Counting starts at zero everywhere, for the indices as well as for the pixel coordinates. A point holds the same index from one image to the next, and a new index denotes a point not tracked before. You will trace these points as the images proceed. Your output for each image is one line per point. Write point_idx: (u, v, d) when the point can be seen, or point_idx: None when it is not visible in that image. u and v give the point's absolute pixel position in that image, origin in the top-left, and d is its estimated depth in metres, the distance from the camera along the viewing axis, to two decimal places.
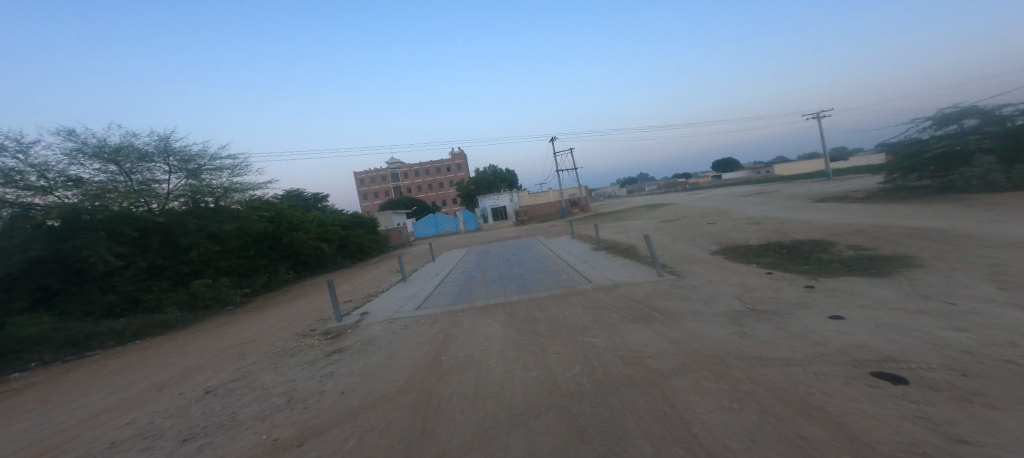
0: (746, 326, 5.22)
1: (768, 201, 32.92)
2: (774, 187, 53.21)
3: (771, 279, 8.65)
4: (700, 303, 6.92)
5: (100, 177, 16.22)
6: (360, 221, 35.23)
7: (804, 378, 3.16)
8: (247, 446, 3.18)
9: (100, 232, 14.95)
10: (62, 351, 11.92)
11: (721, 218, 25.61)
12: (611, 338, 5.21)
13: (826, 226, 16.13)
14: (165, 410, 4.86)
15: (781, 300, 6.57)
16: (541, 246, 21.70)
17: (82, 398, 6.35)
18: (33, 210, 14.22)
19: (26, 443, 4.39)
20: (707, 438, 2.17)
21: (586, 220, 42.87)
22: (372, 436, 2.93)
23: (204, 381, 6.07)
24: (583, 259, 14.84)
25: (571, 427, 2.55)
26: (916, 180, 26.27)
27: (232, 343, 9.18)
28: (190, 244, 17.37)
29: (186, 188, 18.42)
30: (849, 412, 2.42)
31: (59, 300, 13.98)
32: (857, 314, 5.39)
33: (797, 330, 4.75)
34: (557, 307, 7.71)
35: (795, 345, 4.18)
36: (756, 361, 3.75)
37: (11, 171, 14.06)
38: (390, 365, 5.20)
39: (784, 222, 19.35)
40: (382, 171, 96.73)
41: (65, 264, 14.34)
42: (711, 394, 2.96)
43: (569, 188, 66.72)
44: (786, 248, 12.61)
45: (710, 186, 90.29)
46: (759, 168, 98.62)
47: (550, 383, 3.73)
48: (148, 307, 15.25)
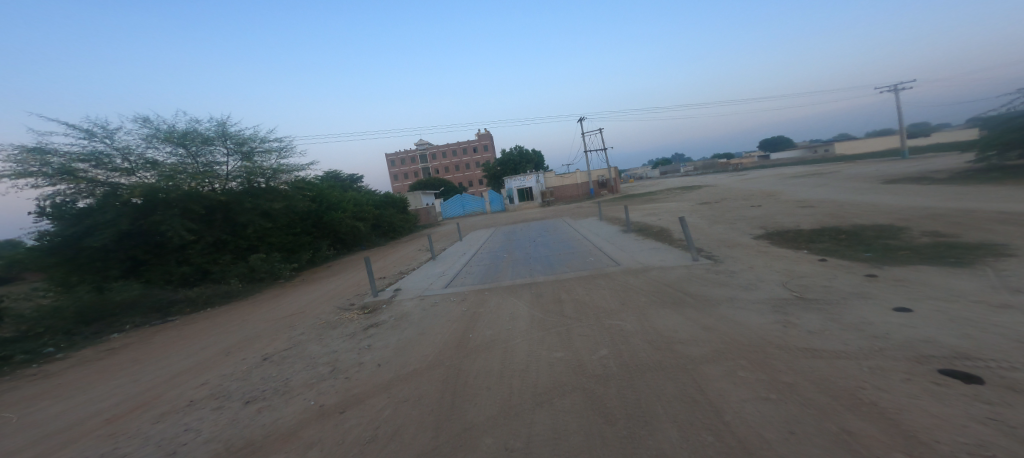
0: (791, 315, 4.85)
1: (826, 183, 29.92)
2: (833, 168, 48.29)
3: (823, 267, 7.91)
4: (738, 289, 6.53)
5: (172, 159, 18.19)
6: (393, 201, 36.90)
7: (856, 372, 2.90)
8: (297, 411, 3.50)
9: (174, 209, 16.79)
10: (149, 315, 13.69)
11: (768, 200, 23.73)
12: (639, 323, 5.03)
13: (896, 210, 14.43)
14: (229, 374, 5.44)
15: (834, 290, 6.01)
16: (568, 227, 21.37)
17: (160, 360, 7.22)
18: (119, 189, 16.20)
19: (124, 397, 5.13)
20: (740, 428, 2.07)
21: (618, 202, 41.58)
22: (404, 408, 3.10)
23: (261, 348, 6.70)
24: (610, 241, 14.52)
25: (595, 408, 2.54)
26: (1017, 158, 22.61)
27: (283, 315, 10.00)
28: (247, 221, 19.08)
29: (242, 170, 20.08)
30: (906, 409, 2.19)
31: (144, 270, 16.08)
32: (926, 306, 4.82)
33: (851, 322, 4.34)
34: (583, 289, 7.65)
35: (847, 337, 3.83)
36: (801, 352, 3.48)
37: (101, 154, 16.15)
38: (422, 340, 5.42)
39: (843, 205, 17.55)
40: (412, 154, 99.15)
41: (147, 238, 16.32)
42: (748, 383, 2.81)
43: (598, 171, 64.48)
44: (845, 234, 11.47)
45: (757, 167, 83.84)
46: (816, 146, 89.89)
47: (575, 364, 3.71)
48: (215, 278, 17.05)
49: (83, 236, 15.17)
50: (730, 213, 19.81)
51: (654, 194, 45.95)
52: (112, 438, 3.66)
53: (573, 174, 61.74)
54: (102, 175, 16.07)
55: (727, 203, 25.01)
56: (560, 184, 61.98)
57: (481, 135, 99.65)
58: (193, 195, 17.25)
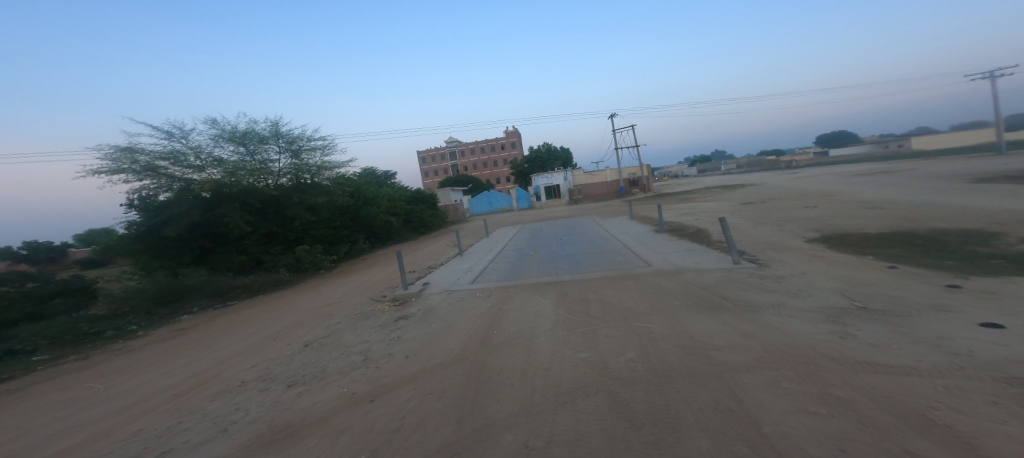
0: (848, 326, 4.33)
1: (896, 182, 26.72)
2: (904, 165, 43.11)
3: (891, 274, 7.01)
4: (786, 296, 5.95)
5: (235, 157, 19.97)
6: (423, 196, 37.67)
7: (926, 391, 2.53)
8: (332, 397, 3.69)
9: (235, 203, 18.45)
10: (213, 299, 15.08)
11: (824, 200, 21.62)
12: (670, 327, 4.75)
13: (985, 213, 12.56)
14: (273, 358, 5.86)
15: (903, 300, 5.30)
16: (598, 226, 20.79)
17: (218, 342, 7.96)
18: (190, 184, 18.09)
19: (187, 375, 5.70)
20: (781, 442, 1.88)
21: (653, 200, 39.99)
22: (429, 400, 3.17)
23: (303, 335, 7.17)
24: (642, 241, 13.96)
25: (619, 411, 2.43)
26: None
27: (323, 304, 10.66)
28: (295, 215, 20.31)
29: (291, 167, 21.34)
30: (988, 435, 1.88)
31: (210, 257, 18.18)
32: (1021, 322, 4.12)
33: (924, 336, 3.80)
34: (611, 289, 7.39)
35: (916, 352, 3.36)
36: (858, 366, 3.11)
37: (178, 153, 18.19)
38: (449, 334, 5.53)
39: (917, 207, 15.58)
40: (443, 150, 101.28)
41: (213, 229, 18.22)
42: (793, 395, 2.55)
43: (629, 168, 61.93)
44: (920, 239, 10.13)
45: (807, 165, 77.17)
46: (884, 142, 81.07)
47: (600, 366, 3.58)
48: (267, 266, 18.68)
49: (161, 226, 17.22)
50: (777, 214, 18.31)
51: (692, 192, 43.71)
52: (177, 412, 4.08)
53: (602, 171, 60.11)
54: (178, 172, 18.12)
55: (775, 203, 23.12)
56: (587, 181, 60.84)
57: (510, 132, 99.67)
58: (251, 190, 18.90)
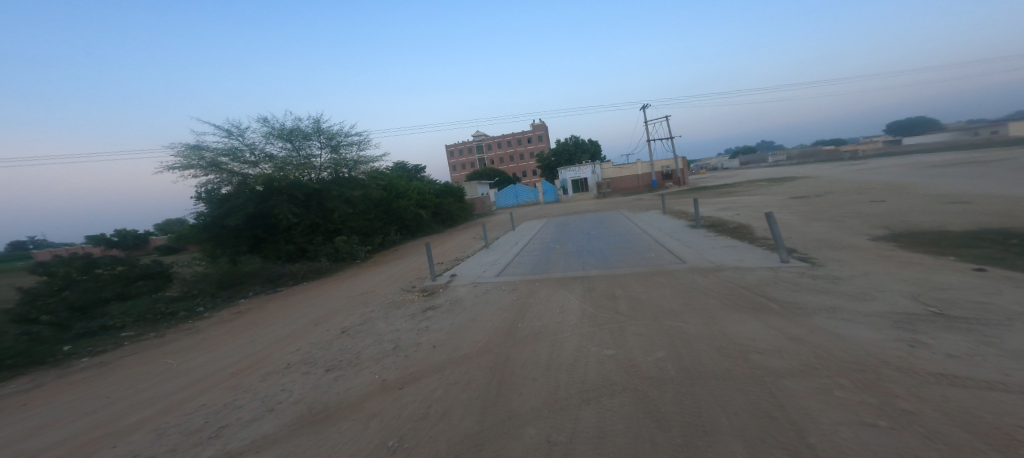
0: (920, 333, 3.80)
1: (983, 173, 23.20)
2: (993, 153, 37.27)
3: (976, 278, 6.06)
4: (845, 299, 5.34)
5: (283, 153, 21.33)
6: (450, 190, 37.03)
7: (1014, 406, 2.16)
8: (364, 382, 3.86)
9: (283, 196, 20.02)
10: (265, 285, 16.38)
11: (893, 195, 19.19)
12: (705, 327, 4.44)
13: None
14: (313, 343, 6.23)
15: (991, 306, 4.57)
16: (629, 220, 20.02)
17: (267, 326, 8.63)
18: (247, 178, 19.62)
19: (242, 356, 6.24)
20: (829, 453, 1.69)
21: (689, 194, 37.86)
22: (454, 390, 3.21)
23: (340, 322, 7.58)
24: (676, 236, 13.26)
25: (646, 411, 2.31)
26: None
27: (358, 292, 11.21)
28: (334, 207, 21.50)
29: (330, 162, 22.40)
30: None
31: (263, 246, 19.81)
32: None
33: (1018, 347, 3.24)
34: (641, 286, 7.07)
35: (1006, 364, 2.88)
36: (930, 376, 2.71)
37: (236, 150, 19.83)
38: (475, 326, 5.57)
39: (1012, 202, 13.42)
40: (469, 142, 102.40)
41: (265, 220, 19.84)
42: (846, 405, 2.27)
43: (663, 160, 58.99)
44: (1017, 238, 8.69)
45: (868, 156, 69.48)
46: (971, 128, 70.79)
47: (627, 364, 3.43)
48: (310, 256, 19.87)
49: (223, 217, 18.99)
50: (831, 209, 16.63)
51: (733, 186, 40.82)
52: (232, 391, 4.47)
53: (633, 164, 57.69)
54: (237, 167, 19.71)
55: (832, 198, 20.92)
56: (617, 174, 58.63)
57: (538, 124, 97.79)
58: (297, 184, 20.39)
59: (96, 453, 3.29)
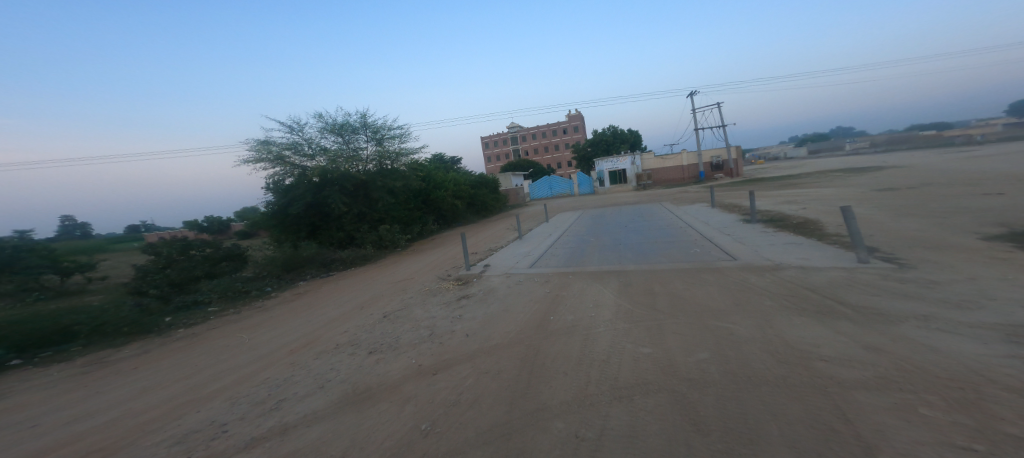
0: None
1: None
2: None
3: None
4: (940, 306, 4.51)
5: (335, 146, 22.98)
6: (484, 181, 37.10)
7: None
8: (401, 366, 4.03)
9: (335, 186, 21.39)
10: (321, 270, 17.68)
11: (1008, 186, 15.91)
12: (757, 330, 4.04)
13: None
14: (359, 326, 6.63)
15: None
16: (671, 213, 18.78)
17: (318, 309, 9.33)
18: (306, 171, 21.51)
19: (298, 335, 6.82)
20: None
21: (745, 186, 34.48)
22: (485, 378, 3.30)
23: (382, 307, 7.98)
24: (726, 231, 12.19)
25: (683, 413, 2.20)
26: None
27: (398, 279, 11.72)
28: (379, 197, 22.59)
29: (376, 154, 23.81)
30: None
31: (319, 232, 21.40)
32: None
33: None
34: (683, 283, 6.62)
35: None
36: None
37: (297, 145, 21.73)
38: (507, 317, 5.57)
39: None
40: (502, 134, 100.09)
41: (320, 209, 21.26)
42: (933, 424, 1.93)
43: (715, 151, 54.51)
44: None
45: (981, 140, 57.94)
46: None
47: (664, 363, 3.24)
48: (358, 243, 21.11)
49: (287, 206, 20.85)
50: (923, 203, 14.25)
51: (797, 177, 36.51)
52: (290, 368, 4.91)
53: (678, 154, 54.00)
54: (297, 160, 21.66)
55: (924, 190, 17.85)
56: (660, 165, 55.12)
57: (574, 113, 94.35)
58: (348, 176, 21.65)
59: (184, 417, 3.81)
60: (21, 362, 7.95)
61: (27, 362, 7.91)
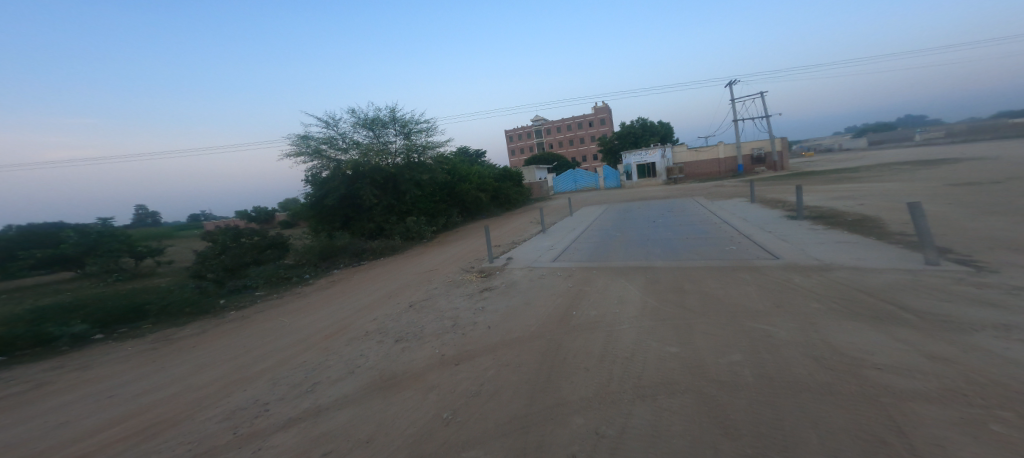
0: None
1: None
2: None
3: None
4: (1019, 314, 4.03)
5: (367, 140, 23.81)
6: (510, 175, 36.92)
7: None
8: (424, 356, 4.38)
9: (366, 179, 22.44)
10: (352, 259, 18.60)
11: None
12: (801, 335, 3.91)
13: None
14: (386, 314, 6.91)
15: None
16: (705, 208, 17.81)
17: (348, 297, 9.76)
18: (341, 164, 22.54)
19: (331, 322, 7.20)
20: None
21: (791, 180, 32.02)
22: (505, 371, 3.64)
23: (408, 297, 8.23)
24: (766, 228, 11.43)
25: (709, 415, 2.36)
26: None
27: (423, 270, 11.97)
28: (406, 189, 23.33)
29: (404, 148, 24.37)
30: None
31: (351, 223, 22.62)
32: None
33: None
34: (716, 282, 6.55)
35: None
36: None
37: (333, 139, 22.80)
38: (528, 310, 5.84)
39: None
40: (527, 127, 98.89)
41: (353, 201, 22.54)
42: (1003, 441, 1.80)
43: (758, 143, 50.98)
44: None
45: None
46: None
47: (693, 364, 3.38)
48: (387, 234, 21.90)
49: (324, 198, 22.09)
50: (1011, 199, 12.49)
51: (851, 171, 33.36)
52: (326, 353, 5.25)
53: (715, 146, 51.00)
54: (334, 154, 22.74)
55: (1005, 185, 15.75)
56: (694, 158, 52.17)
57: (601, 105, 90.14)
58: (377, 169, 22.71)
59: (237, 396, 4.19)
60: (103, 336, 9.18)
61: (108, 337, 9.14)
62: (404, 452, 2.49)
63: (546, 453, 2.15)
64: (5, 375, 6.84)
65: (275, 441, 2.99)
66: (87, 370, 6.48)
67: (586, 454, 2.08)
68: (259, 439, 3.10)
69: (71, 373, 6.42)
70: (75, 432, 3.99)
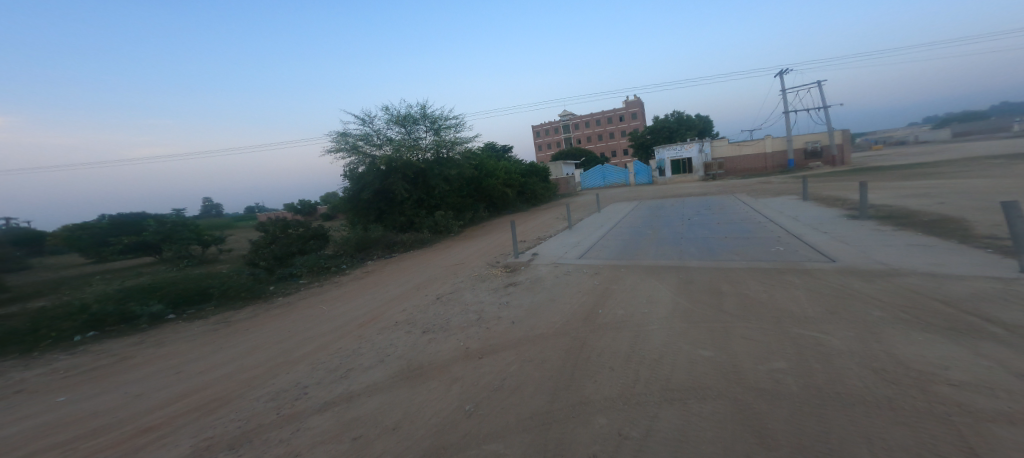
0: None
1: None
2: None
3: None
4: None
5: (399, 136, 24.48)
6: (536, 170, 36.56)
7: None
8: (450, 348, 4.49)
9: (398, 174, 22.87)
10: (385, 251, 19.40)
11: None
12: (858, 344, 3.56)
13: None
14: (415, 305, 7.09)
15: None
16: (748, 206, 16.60)
17: (379, 288, 10.14)
18: (375, 159, 23.04)
19: (363, 311, 7.53)
20: None
21: (848, 176, 29.14)
22: (529, 366, 3.69)
23: (434, 289, 8.41)
24: (820, 227, 10.42)
25: (743, 423, 2.30)
26: None
27: (450, 264, 12.14)
28: (436, 184, 23.65)
29: (433, 143, 24.95)
30: None
31: (383, 216, 23.10)
32: None
33: None
34: (759, 284, 6.08)
35: None
36: None
37: (368, 136, 23.56)
38: (552, 306, 5.78)
39: None
40: (556, 123, 97.14)
41: (385, 195, 22.85)
42: None
43: (811, 137, 46.89)
44: None
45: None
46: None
47: (729, 369, 3.23)
48: (416, 227, 22.50)
49: (360, 193, 22.57)
50: None
51: (921, 166, 29.82)
52: (358, 340, 5.53)
53: (761, 140, 47.38)
54: (369, 149, 23.44)
55: None
56: (735, 153, 48.64)
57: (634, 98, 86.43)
58: (409, 164, 23.06)
59: (279, 379, 4.51)
60: (174, 316, 10.35)
61: (178, 318, 10.29)
62: (430, 440, 2.58)
63: (568, 451, 2.19)
64: (96, 349, 7.86)
65: (312, 423, 3.18)
66: (160, 347, 7.29)
67: (608, 454, 2.12)
68: (298, 419, 3.31)
69: (147, 350, 7.25)
70: (147, 405, 4.48)
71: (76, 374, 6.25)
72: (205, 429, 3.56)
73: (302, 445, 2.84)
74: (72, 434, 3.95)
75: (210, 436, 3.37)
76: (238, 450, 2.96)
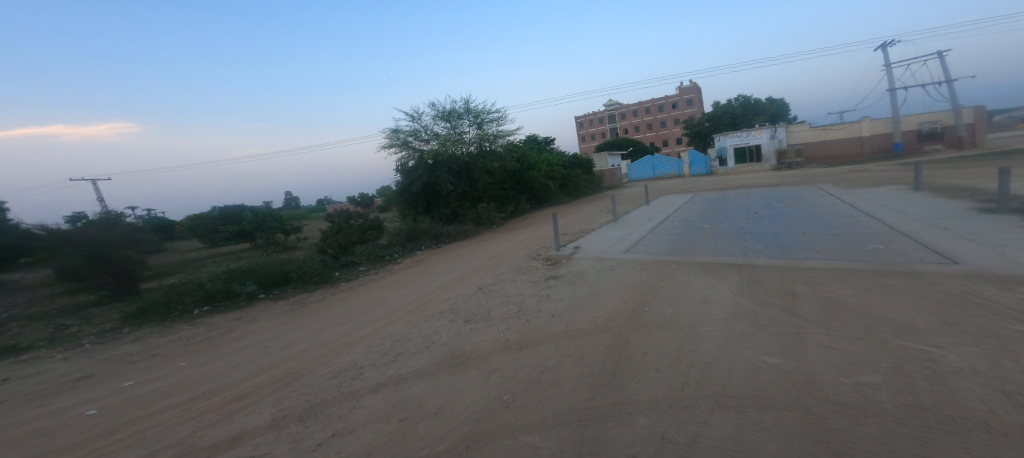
0: None
1: None
2: None
3: None
4: None
5: (445, 131, 24.91)
6: (580, 162, 35.36)
7: None
8: (490, 338, 4.51)
9: (444, 168, 23.60)
10: (433, 242, 20.39)
11: None
12: (986, 360, 2.86)
13: None
14: (458, 295, 7.29)
15: None
16: (834, 198, 14.37)
17: (426, 278, 10.61)
18: (424, 154, 23.87)
19: (412, 299, 7.91)
20: None
21: (971, 162, 24.15)
22: (568, 361, 3.54)
23: (477, 280, 8.55)
24: (935, 223, 8.63)
25: (819, 440, 1.94)
26: None
27: (492, 255, 12.27)
28: (479, 177, 24.10)
29: (477, 137, 25.07)
30: None
31: (430, 208, 24.15)
32: None
33: None
34: (844, 287, 5.18)
35: None
36: None
37: (417, 132, 24.19)
38: (594, 301, 5.51)
39: None
40: (605, 115, 93.01)
41: (432, 188, 23.83)
42: None
43: (920, 117, 39.85)
44: None
45: None
46: None
47: (801, 379, 2.78)
48: (461, 219, 23.26)
49: (409, 186, 23.75)
50: None
51: None
52: (408, 327, 5.80)
53: (851, 123, 41.07)
54: (418, 144, 24.09)
55: None
56: (818, 137, 42.38)
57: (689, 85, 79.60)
58: (454, 158, 23.64)
59: (339, 359, 4.90)
60: (264, 295, 11.93)
61: (268, 297, 11.90)
62: (466, 426, 2.58)
63: (605, 450, 2.05)
64: (208, 322, 9.36)
65: (365, 402, 3.38)
66: (253, 323, 8.42)
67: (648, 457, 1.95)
68: (354, 398, 3.53)
69: (243, 325, 8.44)
70: (239, 375, 5.16)
71: (194, 343, 7.48)
72: (282, 400, 3.98)
73: (355, 422, 3.01)
74: (186, 395, 4.69)
75: (285, 406, 3.76)
76: (305, 422, 3.24)
